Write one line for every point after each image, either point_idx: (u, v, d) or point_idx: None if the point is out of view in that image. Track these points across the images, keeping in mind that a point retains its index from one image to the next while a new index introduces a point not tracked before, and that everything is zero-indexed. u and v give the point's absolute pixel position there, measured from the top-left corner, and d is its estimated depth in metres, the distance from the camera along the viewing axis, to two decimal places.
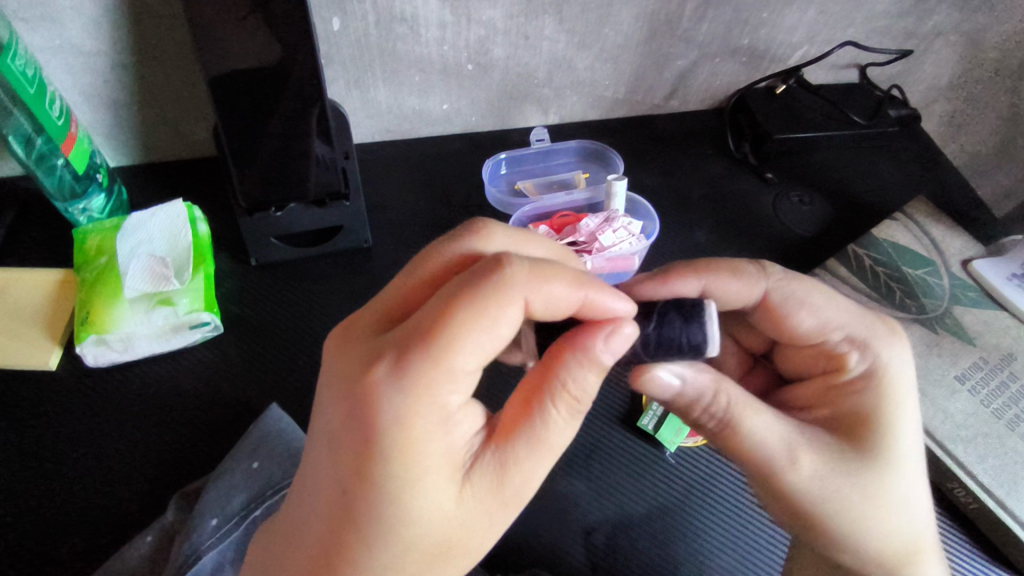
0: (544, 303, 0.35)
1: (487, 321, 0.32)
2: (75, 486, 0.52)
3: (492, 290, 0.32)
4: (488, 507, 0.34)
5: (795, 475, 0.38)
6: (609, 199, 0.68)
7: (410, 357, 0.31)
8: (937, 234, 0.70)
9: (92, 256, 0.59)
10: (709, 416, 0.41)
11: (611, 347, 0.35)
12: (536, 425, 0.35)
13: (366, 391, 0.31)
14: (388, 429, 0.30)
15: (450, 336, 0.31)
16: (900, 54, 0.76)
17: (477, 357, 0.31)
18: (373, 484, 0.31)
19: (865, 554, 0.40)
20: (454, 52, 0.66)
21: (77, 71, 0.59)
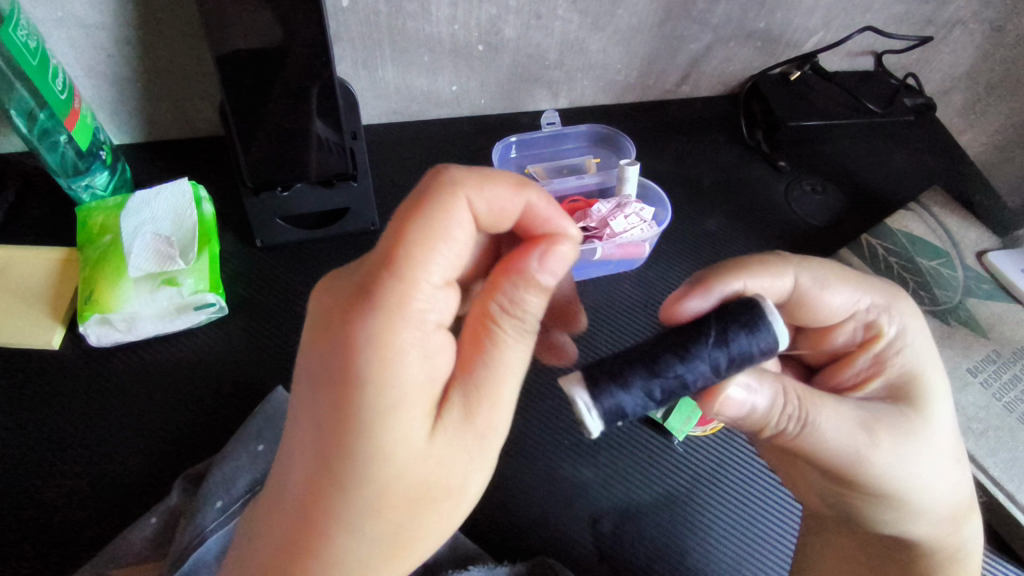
0: (488, 207, 0.35)
1: (443, 232, 0.32)
2: (78, 464, 0.51)
3: (440, 200, 0.32)
4: (462, 447, 0.33)
5: (877, 456, 0.39)
6: (620, 184, 0.67)
7: (381, 276, 0.31)
8: (951, 225, 0.69)
9: (95, 234, 0.58)
10: (785, 422, 0.39)
11: (548, 267, 0.34)
12: (490, 352, 0.33)
13: (342, 315, 0.30)
14: (364, 353, 0.30)
15: (410, 253, 0.31)
16: (919, 41, 0.74)
17: (442, 270, 0.32)
18: (354, 420, 0.30)
19: (927, 516, 0.42)
20: (465, 32, 0.64)
21: (80, 45, 0.57)
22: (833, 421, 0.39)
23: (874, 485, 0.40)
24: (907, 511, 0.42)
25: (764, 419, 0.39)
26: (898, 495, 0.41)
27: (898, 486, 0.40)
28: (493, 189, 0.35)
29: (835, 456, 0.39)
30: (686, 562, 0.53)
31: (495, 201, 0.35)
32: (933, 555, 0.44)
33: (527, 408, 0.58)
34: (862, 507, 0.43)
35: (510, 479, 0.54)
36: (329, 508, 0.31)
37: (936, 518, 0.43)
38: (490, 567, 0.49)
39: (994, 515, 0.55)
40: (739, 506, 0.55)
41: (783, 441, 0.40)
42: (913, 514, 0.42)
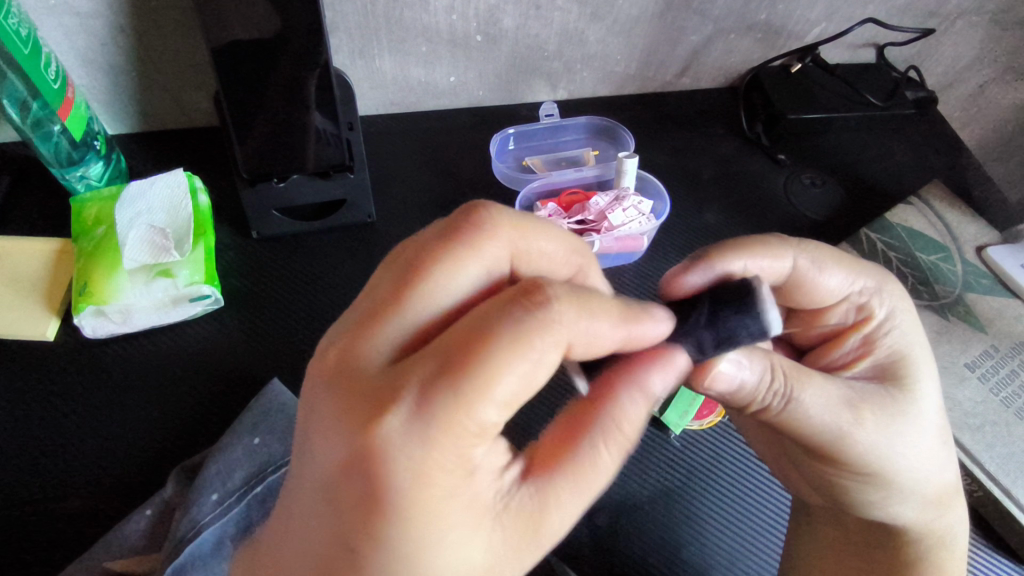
0: (585, 343, 0.31)
1: (521, 362, 0.27)
2: (74, 457, 0.51)
3: (534, 327, 0.28)
4: (513, 560, 0.30)
5: (862, 435, 0.40)
6: (619, 177, 0.67)
7: (434, 400, 0.27)
8: (951, 219, 0.69)
9: (89, 226, 0.57)
10: (770, 398, 0.39)
11: (665, 382, 0.34)
12: (584, 466, 0.31)
13: (376, 441, 0.27)
14: (398, 482, 0.27)
15: (474, 379, 0.27)
16: (921, 33, 0.74)
17: (507, 407, 0.28)
18: (380, 543, 0.27)
19: (913, 498, 0.43)
20: (463, 21, 0.64)
21: (73, 33, 0.57)
22: (818, 398, 0.39)
23: (858, 464, 0.41)
24: (892, 494, 0.43)
25: (750, 394, 0.39)
26: (883, 474, 0.42)
27: (883, 467, 0.41)
28: (594, 316, 0.31)
29: (819, 433, 0.40)
30: (681, 556, 0.53)
31: (593, 338, 0.31)
32: (919, 541, 0.45)
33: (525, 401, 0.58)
34: (850, 488, 0.44)
35: None
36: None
37: (921, 500, 0.43)
38: None
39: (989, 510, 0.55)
40: (730, 494, 0.56)
41: (770, 418, 0.41)
42: (898, 497, 0.43)
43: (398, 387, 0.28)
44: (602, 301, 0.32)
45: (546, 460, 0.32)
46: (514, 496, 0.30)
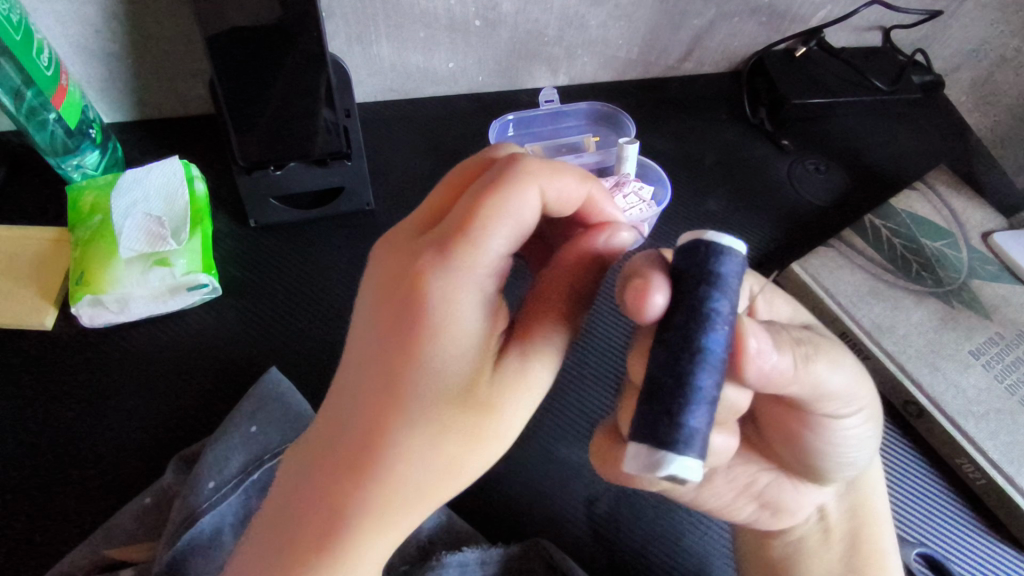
0: (560, 197, 0.36)
1: (514, 210, 0.33)
2: (74, 444, 0.51)
3: (521, 183, 0.34)
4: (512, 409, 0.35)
5: (862, 377, 0.40)
6: (620, 163, 0.66)
7: (456, 247, 0.32)
8: (957, 205, 0.68)
9: (86, 215, 0.57)
10: (797, 361, 0.35)
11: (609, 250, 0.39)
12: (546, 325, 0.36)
13: (415, 287, 0.32)
14: (431, 313, 0.32)
15: (484, 227, 0.33)
16: (928, 14, 0.73)
17: (509, 241, 0.33)
18: (416, 375, 0.32)
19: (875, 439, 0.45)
20: (462, 6, 0.63)
21: (66, 19, 0.56)
22: (823, 352, 0.37)
23: (861, 414, 0.41)
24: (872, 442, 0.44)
25: (785, 363, 0.35)
26: (870, 418, 0.42)
27: (872, 414, 0.42)
28: (565, 179, 0.36)
29: (833, 394, 0.38)
30: (682, 543, 0.53)
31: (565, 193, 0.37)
32: (871, 482, 0.49)
33: None
34: (844, 446, 0.43)
35: (502, 459, 0.54)
36: (381, 470, 0.32)
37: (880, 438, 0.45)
38: (485, 546, 0.48)
39: (991, 496, 0.55)
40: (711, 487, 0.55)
41: (793, 390, 0.37)
42: (872, 447, 0.44)
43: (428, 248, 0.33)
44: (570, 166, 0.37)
45: (525, 334, 0.36)
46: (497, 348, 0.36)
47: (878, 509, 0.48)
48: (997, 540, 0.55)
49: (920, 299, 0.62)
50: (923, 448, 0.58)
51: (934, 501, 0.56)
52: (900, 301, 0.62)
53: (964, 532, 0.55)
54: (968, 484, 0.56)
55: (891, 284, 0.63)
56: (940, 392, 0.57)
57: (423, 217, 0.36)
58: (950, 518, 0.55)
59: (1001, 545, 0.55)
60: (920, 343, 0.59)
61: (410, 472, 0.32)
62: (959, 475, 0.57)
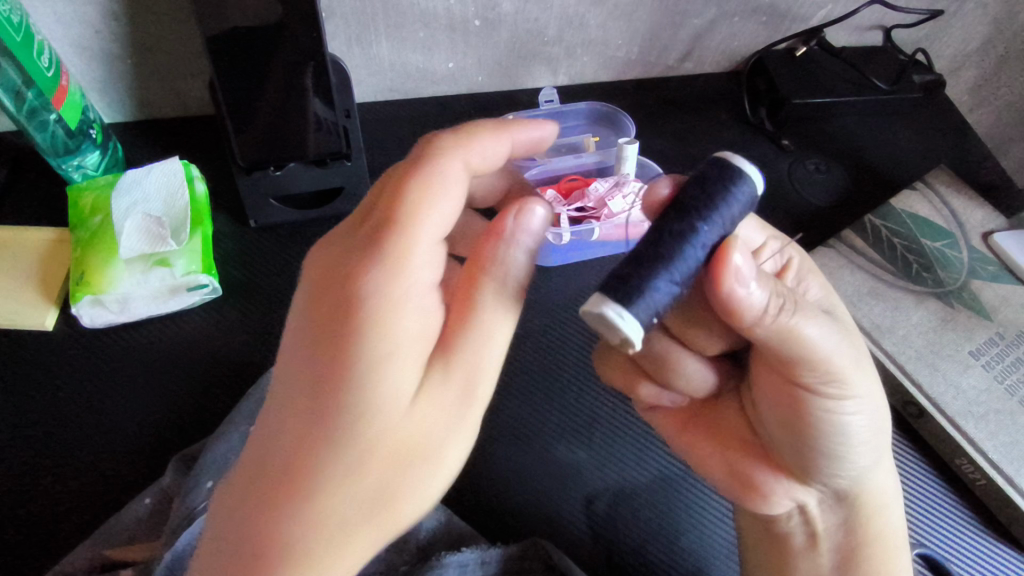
0: (484, 159, 0.39)
1: (441, 190, 0.36)
2: (74, 444, 0.52)
3: (447, 162, 0.37)
4: (444, 407, 0.35)
5: (846, 350, 0.39)
6: (619, 163, 0.65)
7: (385, 238, 0.34)
8: (958, 205, 0.68)
9: (87, 215, 0.57)
10: (776, 306, 0.36)
11: (520, 221, 0.37)
12: (474, 320, 0.36)
13: (349, 274, 0.34)
14: (367, 303, 0.33)
15: (413, 211, 0.35)
16: (929, 14, 0.73)
17: (441, 223, 0.36)
18: (353, 375, 0.32)
19: (872, 439, 0.42)
20: (461, 6, 0.63)
21: (66, 19, 0.56)
22: (814, 315, 0.37)
23: (843, 392, 0.39)
24: (862, 439, 0.42)
25: (764, 303, 0.35)
26: (859, 402, 0.40)
27: (861, 404, 0.40)
28: (484, 143, 0.39)
29: (812, 359, 0.38)
30: (680, 544, 0.53)
31: (489, 153, 0.39)
32: (877, 499, 0.45)
33: (525, 391, 0.58)
34: (828, 429, 0.41)
35: (501, 458, 0.55)
36: (325, 475, 0.32)
37: (879, 437, 0.43)
38: (484, 546, 0.48)
39: (990, 497, 0.55)
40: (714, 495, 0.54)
41: (771, 341, 0.37)
42: (866, 442, 0.42)
43: (354, 242, 0.35)
44: (483, 125, 0.40)
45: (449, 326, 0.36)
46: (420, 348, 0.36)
47: (875, 523, 0.45)
48: (995, 541, 0.55)
49: (920, 300, 0.62)
50: (922, 448, 0.58)
51: (933, 501, 0.56)
52: (899, 301, 0.62)
53: (963, 533, 0.55)
54: (967, 484, 0.56)
55: (891, 284, 0.63)
56: (939, 393, 0.57)
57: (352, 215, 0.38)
58: (948, 518, 0.56)
59: (1000, 546, 0.55)
60: (920, 343, 0.59)
61: (345, 464, 0.32)
62: (958, 476, 0.57)
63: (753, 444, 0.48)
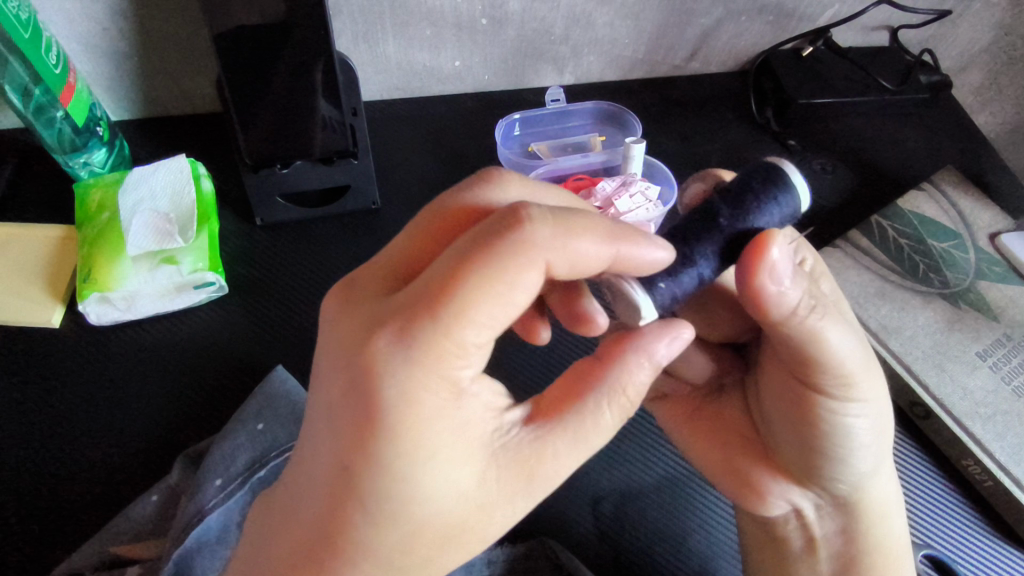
0: (568, 264, 0.34)
1: (501, 295, 0.31)
2: (80, 442, 0.52)
3: (518, 260, 0.31)
4: (511, 497, 0.34)
5: (863, 354, 0.39)
6: (626, 163, 0.66)
7: (420, 325, 0.30)
8: (964, 205, 0.68)
9: (93, 213, 0.57)
10: (807, 308, 0.36)
11: (670, 350, 0.37)
12: (582, 415, 0.36)
13: (372, 368, 0.30)
14: (390, 403, 0.30)
15: (459, 307, 0.30)
16: (936, 15, 0.72)
17: (487, 331, 0.31)
18: (384, 470, 0.30)
19: (880, 451, 0.42)
20: (468, 4, 0.63)
21: (74, 17, 0.56)
22: (837, 318, 0.38)
23: (856, 401, 0.40)
24: (870, 454, 0.42)
25: (794, 301, 0.36)
26: (870, 409, 0.40)
27: (875, 415, 0.41)
28: (574, 244, 0.33)
29: (828, 363, 0.38)
30: (687, 545, 0.52)
31: (575, 258, 0.34)
32: (878, 508, 0.44)
33: (531, 391, 0.58)
34: (839, 438, 0.41)
35: None
36: (362, 546, 0.32)
37: (886, 446, 0.43)
38: (490, 546, 0.50)
39: (998, 499, 0.55)
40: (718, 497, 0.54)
41: (793, 339, 0.37)
42: (872, 450, 0.42)
43: (387, 318, 0.31)
44: (585, 225, 0.34)
45: (548, 410, 0.36)
46: (514, 435, 0.35)
47: (876, 534, 0.45)
48: (1003, 542, 0.55)
49: (927, 300, 0.62)
50: (929, 449, 0.58)
51: (941, 503, 0.56)
52: (907, 302, 0.62)
53: (970, 535, 0.55)
54: (974, 486, 0.56)
55: (898, 285, 0.63)
56: (947, 393, 0.57)
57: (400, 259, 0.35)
58: (955, 519, 0.55)
59: (1008, 547, 0.54)
60: (927, 344, 0.59)
61: (373, 546, 0.32)
62: (966, 477, 0.57)
63: (753, 440, 0.48)
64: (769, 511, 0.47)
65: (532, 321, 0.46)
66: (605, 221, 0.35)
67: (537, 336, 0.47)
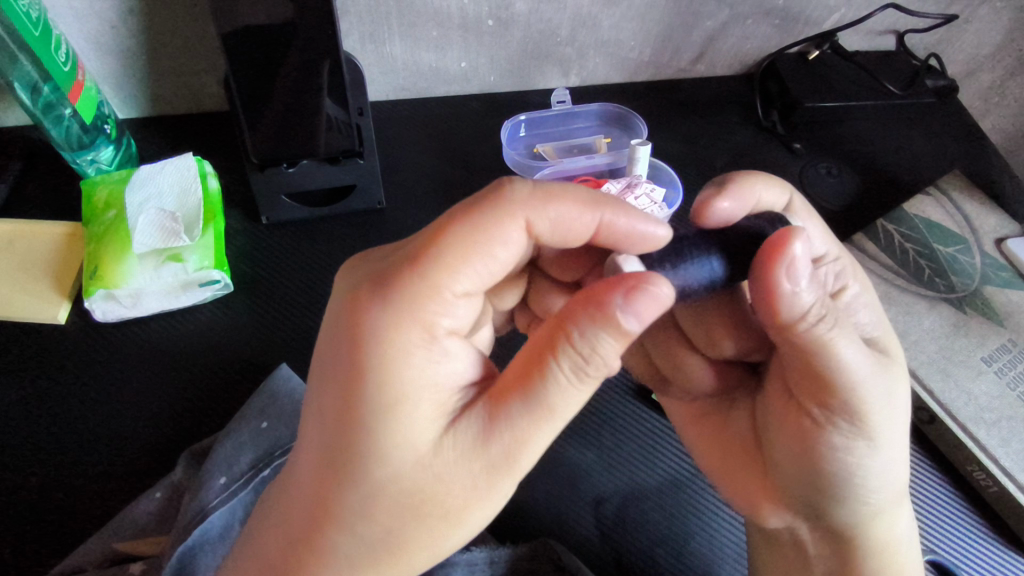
0: (550, 226, 0.37)
1: (482, 247, 0.34)
2: (85, 437, 0.52)
3: (500, 217, 0.34)
4: (468, 466, 0.33)
5: (873, 378, 0.38)
6: (631, 164, 0.66)
7: (400, 275, 0.33)
8: (970, 210, 0.67)
9: (100, 210, 0.57)
10: (817, 318, 0.36)
11: (629, 303, 0.31)
12: (538, 382, 0.32)
13: (354, 315, 0.32)
14: (366, 345, 0.32)
15: (439, 255, 0.33)
16: (943, 18, 0.72)
17: (468, 281, 0.33)
18: (356, 420, 0.32)
19: (884, 480, 0.41)
20: (475, 6, 0.63)
21: (83, 15, 0.56)
22: (849, 333, 0.37)
23: (859, 427, 0.39)
24: (867, 473, 0.40)
25: (806, 304, 0.35)
26: (872, 432, 0.39)
27: (878, 434, 0.39)
28: (557, 208, 0.36)
29: (833, 379, 0.38)
30: (689, 547, 0.52)
31: (559, 220, 0.37)
32: (880, 538, 0.43)
33: None
34: (837, 454, 0.40)
35: None
36: (335, 512, 0.32)
37: (892, 477, 0.41)
38: (493, 546, 0.49)
39: (1002, 506, 0.55)
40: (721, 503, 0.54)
41: (797, 344, 0.37)
42: (875, 478, 0.40)
43: (374, 270, 0.34)
44: (571, 191, 0.37)
45: (505, 384, 0.33)
46: (472, 404, 0.34)
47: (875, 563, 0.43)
48: (1007, 549, 0.54)
49: (932, 304, 0.62)
50: (933, 453, 0.58)
51: (944, 508, 0.56)
52: (911, 306, 0.61)
53: (974, 540, 0.55)
54: (978, 492, 0.56)
55: (903, 289, 0.62)
56: (952, 399, 0.56)
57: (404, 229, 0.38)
58: (959, 525, 0.55)
59: (1012, 554, 0.54)
60: (932, 349, 0.59)
61: (346, 508, 0.32)
62: (970, 483, 0.56)
63: (754, 456, 0.47)
64: (766, 523, 0.47)
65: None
66: (589, 189, 0.38)
67: None
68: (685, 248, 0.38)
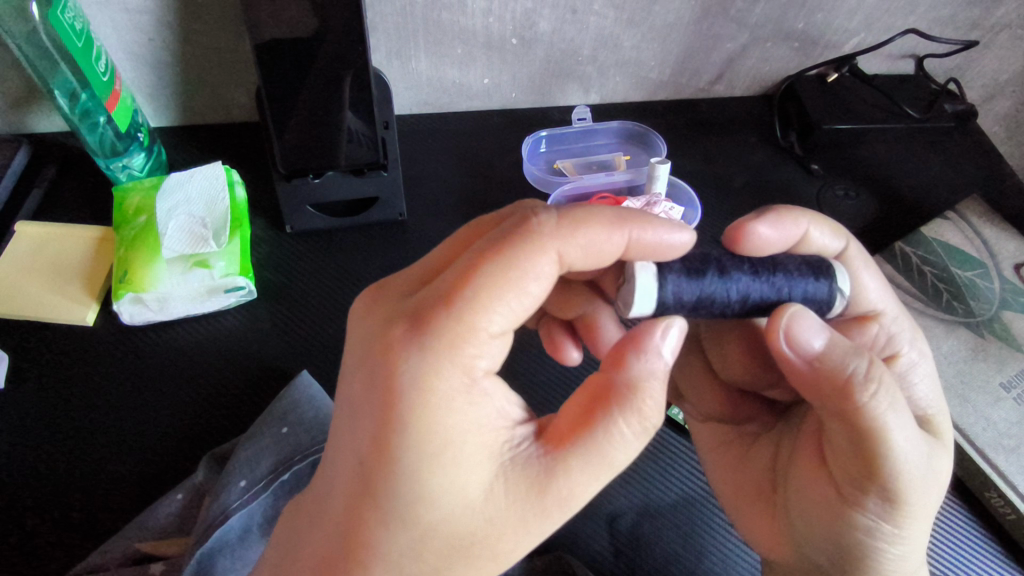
0: (583, 253, 0.36)
1: (517, 284, 0.33)
2: (110, 440, 0.53)
3: (535, 254, 0.34)
4: (521, 513, 0.33)
5: (918, 450, 0.37)
6: (650, 182, 0.66)
7: (433, 316, 0.32)
8: (990, 235, 0.67)
9: (131, 215, 0.59)
10: (868, 391, 0.35)
11: (666, 341, 0.36)
12: (598, 436, 0.34)
13: (388, 362, 0.32)
14: (404, 392, 0.32)
15: (475, 295, 0.32)
16: (963, 45, 0.73)
17: (502, 319, 0.33)
18: (401, 465, 0.32)
19: (916, 546, 0.40)
20: (499, 24, 0.64)
21: (122, 27, 0.58)
22: (902, 411, 0.36)
23: (901, 502, 0.37)
24: (890, 546, 0.39)
25: (845, 367, 0.36)
26: (913, 505, 0.38)
27: (907, 525, 0.39)
28: (587, 234, 0.36)
29: (887, 454, 0.36)
30: (703, 566, 0.52)
31: (590, 246, 0.36)
32: None
33: (549, 402, 0.58)
34: (868, 523, 0.39)
35: None
36: (373, 545, 0.33)
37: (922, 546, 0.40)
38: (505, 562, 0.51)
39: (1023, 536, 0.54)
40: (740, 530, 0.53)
41: (845, 416, 0.36)
42: (911, 542, 0.39)
43: (402, 314, 0.33)
44: (595, 216, 0.37)
45: (562, 435, 0.35)
46: (523, 450, 0.35)
47: None
48: None
49: (950, 328, 0.62)
50: (952, 480, 0.57)
51: (964, 536, 0.55)
52: (929, 330, 0.62)
53: (994, 570, 0.54)
54: (997, 520, 0.55)
55: (921, 313, 0.63)
56: (969, 424, 0.56)
57: (424, 263, 0.38)
58: (978, 553, 0.54)
59: None
60: (950, 373, 0.59)
61: (390, 546, 0.33)
62: (988, 511, 0.56)
63: (767, 497, 0.47)
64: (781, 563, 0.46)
65: (559, 339, 0.50)
66: (613, 207, 0.38)
67: (564, 354, 0.50)
68: (691, 264, 0.39)
